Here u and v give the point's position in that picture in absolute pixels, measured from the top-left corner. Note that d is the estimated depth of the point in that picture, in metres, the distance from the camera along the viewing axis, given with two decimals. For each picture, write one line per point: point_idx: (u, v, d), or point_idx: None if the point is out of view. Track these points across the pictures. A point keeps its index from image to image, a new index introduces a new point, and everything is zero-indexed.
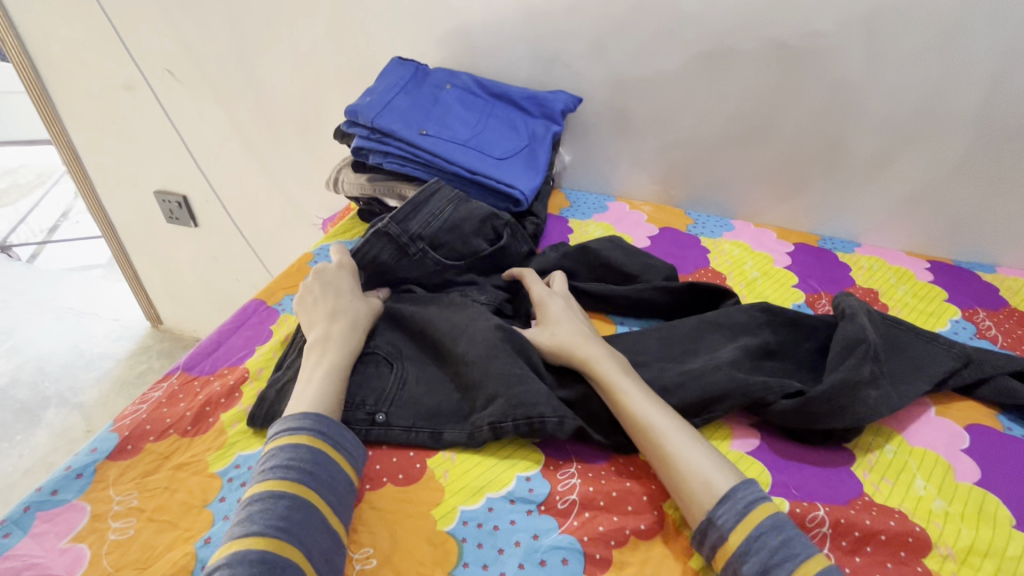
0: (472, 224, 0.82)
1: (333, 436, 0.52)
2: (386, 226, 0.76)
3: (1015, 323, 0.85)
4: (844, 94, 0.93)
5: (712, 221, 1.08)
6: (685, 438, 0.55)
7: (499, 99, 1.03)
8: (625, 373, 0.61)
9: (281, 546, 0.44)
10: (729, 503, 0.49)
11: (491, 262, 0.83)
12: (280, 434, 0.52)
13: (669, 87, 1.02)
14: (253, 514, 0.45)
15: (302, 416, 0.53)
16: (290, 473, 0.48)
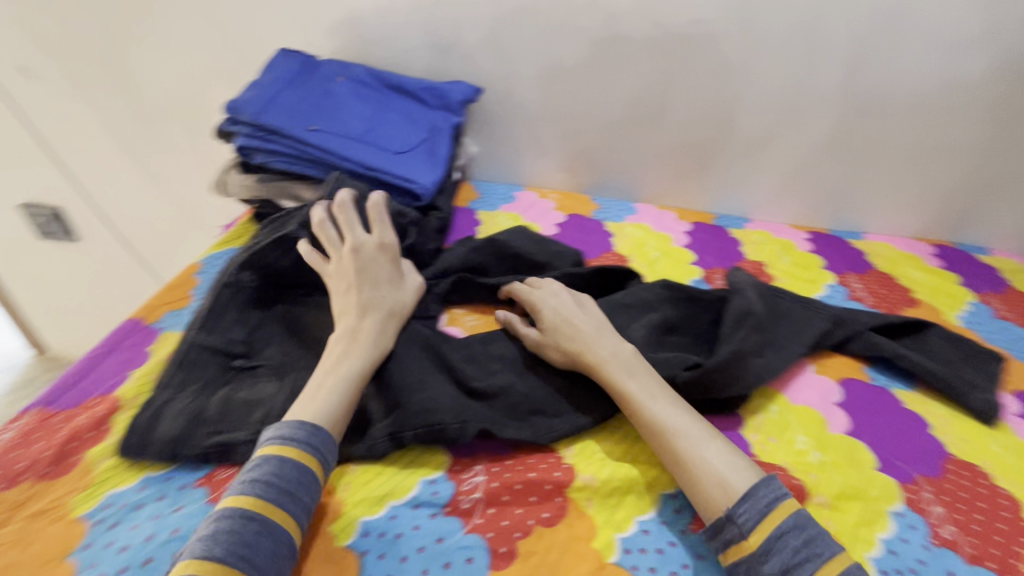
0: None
1: (321, 453, 0.51)
2: (278, 227, 0.72)
3: (878, 284, 0.95)
4: (729, 80, 0.98)
5: (616, 206, 1.11)
6: (693, 434, 0.55)
7: (396, 91, 1.00)
8: (630, 370, 0.60)
9: (235, 574, 0.42)
10: (751, 501, 0.49)
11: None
12: (269, 444, 0.50)
13: (566, 75, 1.03)
14: (220, 532, 0.44)
15: (296, 427, 0.51)
16: (269, 490, 0.47)
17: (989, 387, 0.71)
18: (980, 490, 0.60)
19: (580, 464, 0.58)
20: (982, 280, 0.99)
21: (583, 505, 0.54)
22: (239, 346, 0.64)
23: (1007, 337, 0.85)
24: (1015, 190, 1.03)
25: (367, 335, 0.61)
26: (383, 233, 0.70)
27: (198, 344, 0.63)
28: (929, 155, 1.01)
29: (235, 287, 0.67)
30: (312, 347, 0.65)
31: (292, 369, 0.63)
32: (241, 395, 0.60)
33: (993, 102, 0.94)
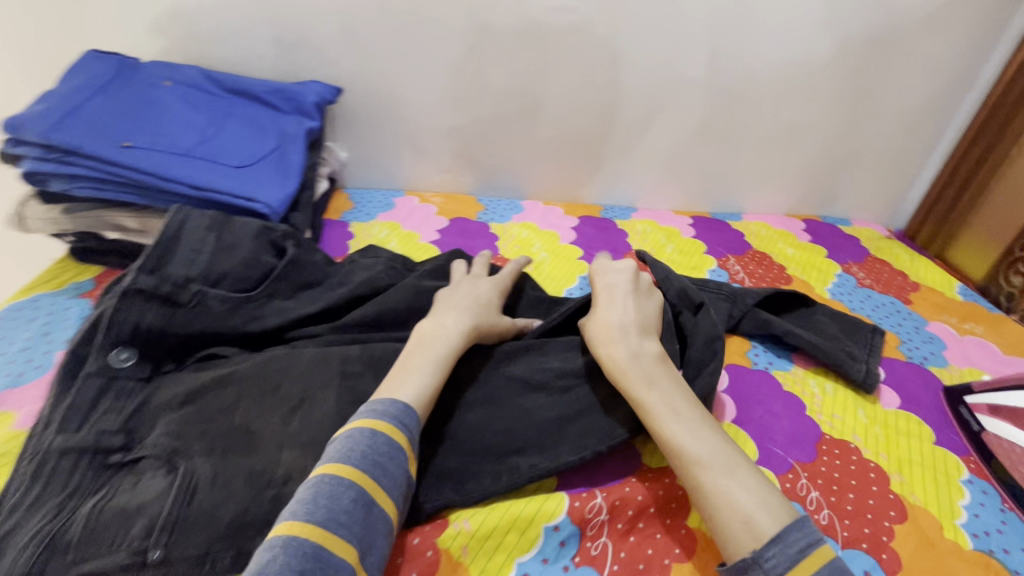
0: (250, 247, 0.67)
1: (410, 432, 0.52)
2: (135, 281, 0.58)
3: (756, 262, 0.97)
4: (597, 68, 0.95)
5: (502, 204, 1.07)
6: (715, 459, 0.52)
7: (238, 95, 0.87)
8: (650, 380, 0.58)
9: (334, 539, 0.43)
10: (779, 547, 0.46)
11: (291, 280, 0.69)
12: (364, 417, 0.52)
13: (431, 70, 0.95)
14: (320, 496, 0.45)
15: (391, 405, 0.53)
16: (365, 462, 0.48)
17: (870, 358, 0.72)
18: (851, 469, 0.61)
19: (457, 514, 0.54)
20: (847, 252, 1.04)
21: (460, 557, 0.51)
22: (116, 439, 0.53)
23: (872, 305, 0.90)
24: (870, 164, 1.09)
25: (454, 322, 0.63)
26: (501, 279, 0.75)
27: (59, 450, 0.50)
28: (793, 136, 1.05)
29: (105, 369, 0.56)
30: (209, 420, 0.55)
31: (187, 453, 0.53)
32: (124, 501, 0.49)
33: (843, 81, 0.98)
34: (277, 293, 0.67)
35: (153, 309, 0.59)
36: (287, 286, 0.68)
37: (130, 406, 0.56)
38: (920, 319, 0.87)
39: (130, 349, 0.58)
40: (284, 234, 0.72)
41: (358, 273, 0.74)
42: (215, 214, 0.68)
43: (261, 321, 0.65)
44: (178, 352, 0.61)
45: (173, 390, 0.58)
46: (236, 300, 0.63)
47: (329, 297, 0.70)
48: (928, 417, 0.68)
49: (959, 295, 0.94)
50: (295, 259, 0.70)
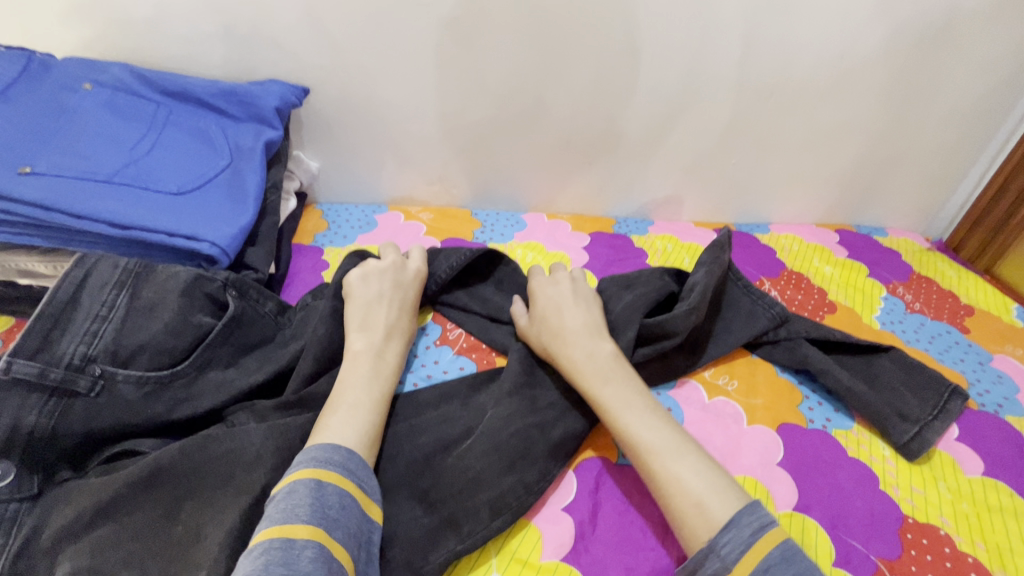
0: (173, 308, 0.56)
1: (359, 478, 0.46)
2: (12, 368, 0.47)
3: (793, 285, 0.85)
4: (611, 64, 0.81)
5: (501, 220, 0.94)
6: (667, 448, 0.48)
7: (178, 99, 0.71)
8: (606, 374, 0.54)
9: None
10: (734, 531, 0.42)
11: (232, 343, 0.59)
12: (304, 467, 0.44)
13: (414, 66, 0.80)
14: (274, 562, 0.37)
15: (333, 450, 0.46)
16: (318, 516, 0.41)
17: (931, 422, 0.61)
18: (946, 565, 0.50)
19: None
20: (889, 268, 0.93)
21: None
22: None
23: (927, 337, 0.79)
24: (912, 168, 0.97)
25: (387, 352, 0.58)
26: (416, 262, 0.68)
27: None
28: (831, 137, 0.92)
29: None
30: (134, 539, 0.45)
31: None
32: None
33: (888, 76, 0.85)
34: (212, 362, 0.57)
35: (40, 406, 0.48)
36: (226, 350, 0.58)
37: (15, 541, 0.44)
38: (983, 353, 0.76)
39: (6, 462, 0.46)
40: (224, 283, 0.60)
41: (306, 324, 0.64)
42: (130, 264, 0.56)
43: (191, 403, 0.54)
44: (83, 451, 0.50)
45: (70, 502, 0.46)
46: (156, 380, 0.53)
47: (277, 356, 0.60)
48: (1017, 486, 0.58)
49: (1019, 320, 0.84)
50: (238, 316, 0.60)
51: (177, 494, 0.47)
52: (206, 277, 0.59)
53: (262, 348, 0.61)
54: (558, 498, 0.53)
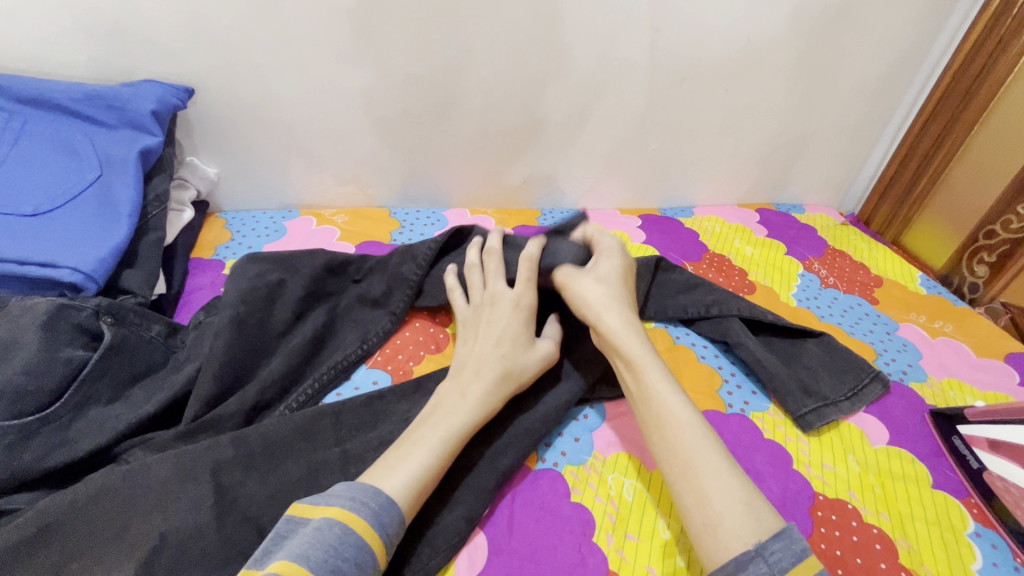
0: (32, 344, 0.49)
1: (387, 534, 0.41)
2: None
3: (716, 268, 0.87)
4: (520, 50, 0.79)
5: (421, 218, 0.90)
6: (715, 445, 0.45)
7: (35, 106, 0.63)
8: (658, 357, 0.52)
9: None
10: (784, 541, 0.39)
11: (114, 375, 0.53)
12: (338, 506, 0.41)
13: (309, 58, 0.75)
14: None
15: (373, 495, 0.42)
16: (326, 564, 0.37)
17: (841, 401, 0.63)
18: (854, 540, 0.51)
19: None
20: (805, 245, 0.96)
21: None
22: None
23: (841, 310, 0.81)
24: (823, 145, 1.00)
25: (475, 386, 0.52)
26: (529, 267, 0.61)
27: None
28: (746, 117, 0.93)
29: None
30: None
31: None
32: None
33: (795, 55, 0.86)
34: (91, 399, 0.51)
35: None
36: (107, 384, 0.52)
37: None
38: (891, 322, 0.80)
39: None
40: (95, 310, 0.54)
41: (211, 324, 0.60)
42: None
43: (67, 446, 0.48)
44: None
45: None
46: (22, 429, 0.46)
47: (172, 383, 0.55)
48: (917, 452, 0.60)
49: (923, 287, 0.88)
50: (118, 343, 0.54)
51: (58, 552, 0.43)
52: (76, 308, 0.53)
53: (152, 378, 0.56)
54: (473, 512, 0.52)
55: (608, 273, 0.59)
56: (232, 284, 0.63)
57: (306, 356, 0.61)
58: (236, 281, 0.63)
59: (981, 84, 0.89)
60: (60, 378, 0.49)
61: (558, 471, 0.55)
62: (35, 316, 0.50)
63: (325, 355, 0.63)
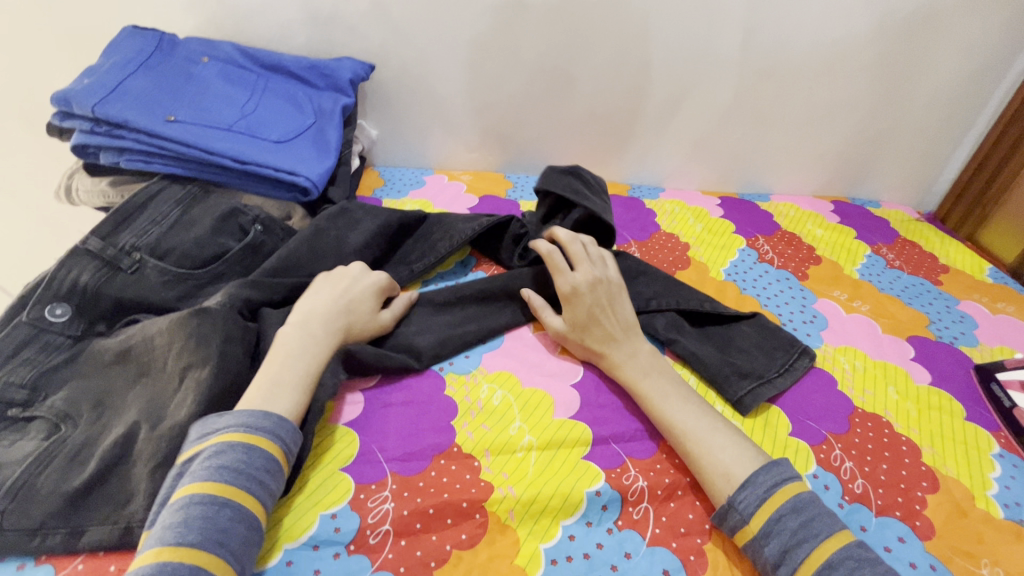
0: (206, 227, 0.70)
1: (288, 445, 0.49)
2: (85, 242, 0.63)
3: (786, 244, 0.97)
4: (627, 46, 0.95)
5: (530, 182, 1.08)
6: (705, 432, 0.55)
7: (275, 71, 0.88)
8: (647, 373, 0.60)
9: (212, 560, 0.40)
10: (749, 489, 0.50)
11: (245, 265, 0.70)
12: (232, 430, 0.47)
13: (460, 45, 0.95)
14: (190, 519, 0.41)
15: (262, 416, 0.48)
16: (239, 477, 0.44)
17: (775, 378, 0.65)
18: (884, 440, 0.61)
19: (485, 442, 0.56)
20: (877, 233, 1.04)
21: (499, 493, 0.52)
22: (19, 394, 0.53)
23: (901, 286, 0.90)
24: (902, 144, 1.08)
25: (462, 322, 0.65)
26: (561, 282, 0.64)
27: None
28: (827, 113, 1.03)
29: (37, 321, 0.58)
30: (109, 391, 0.54)
31: (74, 419, 0.52)
32: None
33: (876, 56, 0.96)
34: (225, 275, 0.68)
35: (82, 274, 0.61)
36: (238, 270, 0.69)
37: (48, 363, 0.56)
38: (951, 299, 0.87)
39: (65, 305, 0.59)
40: (254, 218, 0.72)
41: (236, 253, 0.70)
42: (192, 188, 0.75)
43: (194, 299, 0.65)
44: (113, 315, 0.62)
45: (87, 349, 0.58)
46: (176, 275, 0.65)
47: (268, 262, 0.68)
48: (957, 394, 0.69)
49: (990, 277, 0.94)
50: (256, 244, 0.71)
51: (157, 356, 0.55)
52: (230, 216, 0.71)
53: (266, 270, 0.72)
54: (569, 376, 0.64)
55: (596, 314, 0.63)
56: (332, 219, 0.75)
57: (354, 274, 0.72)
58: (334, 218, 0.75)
59: None
60: (210, 253, 0.68)
61: None
62: (224, 213, 0.71)
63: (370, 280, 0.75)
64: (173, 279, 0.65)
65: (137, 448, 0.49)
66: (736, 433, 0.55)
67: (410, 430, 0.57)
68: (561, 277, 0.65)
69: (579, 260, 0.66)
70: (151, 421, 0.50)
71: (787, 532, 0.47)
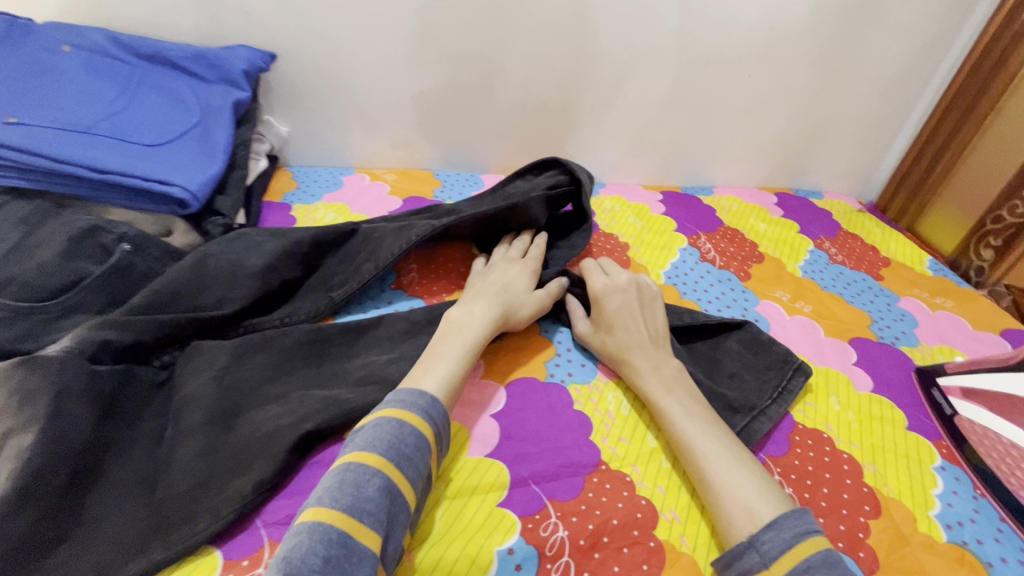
0: (57, 249, 0.59)
1: (439, 427, 0.47)
2: None
3: (728, 241, 0.93)
4: (557, 31, 0.88)
5: (461, 180, 1.00)
6: (724, 461, 0.50)
7: (153, 62, 0.77)
8: (668, 388, 0.57)
9: (360, 531, 0.38)
10: (776, 530, 0.44)
11: (109, 291, 0.59)
12: (391, 406, 0.46)
13: (373, 30, 0.86)
14: (345, 483, 0.40)
15: (418, 395, 0.48)
16: (391, 451, 0.43)
17: (768, 407, 0.60)
18: (825, 460, 0.57)
19: None
20: (819, 226, 1.01)
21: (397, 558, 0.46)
22: None
23: (843, 283, 0.87)
24: (843, 133, 1.05)
25: (483, 311, 0.59)
26: (597, 279, 0.69)
27: None
28: (767, 103, 0.99)
29: None
30: None
31: None
32: None
33: (816, 40, 0.92)
34: (82, 306, 0.57)
35: None
36: (99, 298, 0.58)
37: None
38: (892, 296, 0.85)
39: None
40: (119, 236, 0.62)
41: (97, 279, 0.59)
42: (42, 204, 0.64)
43: (39, 338, 0.54)
44: None
45: None
46: (14, 309, 0.54)
47: (137, 297, 0.58)
48: (899, 400, 0.66)
49: (930, 270, 0.93)
50: (122, 266, 0.60)
51: None
52: (87, 235, 0.61)
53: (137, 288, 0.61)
54: (488, 408, 0.58)
55: (625, 311, 0.64)
56: (220, 248, 0.66)
57: (254, 307, 0.63)
58: (225, 245, 0.66)
59: (995, 79, 0.94)
60: (61, 280, 0.57)
61: (565, 386, 0.62)
62: (80, 234, 0.60)
63: (279, 309, 0.65)
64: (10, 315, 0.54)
65: None
66: (744, 454, 0.52)
67: (294, 485, 0.49)
68: (594, 277, 0.69)
69: (611, 271, 0.71)
70: None
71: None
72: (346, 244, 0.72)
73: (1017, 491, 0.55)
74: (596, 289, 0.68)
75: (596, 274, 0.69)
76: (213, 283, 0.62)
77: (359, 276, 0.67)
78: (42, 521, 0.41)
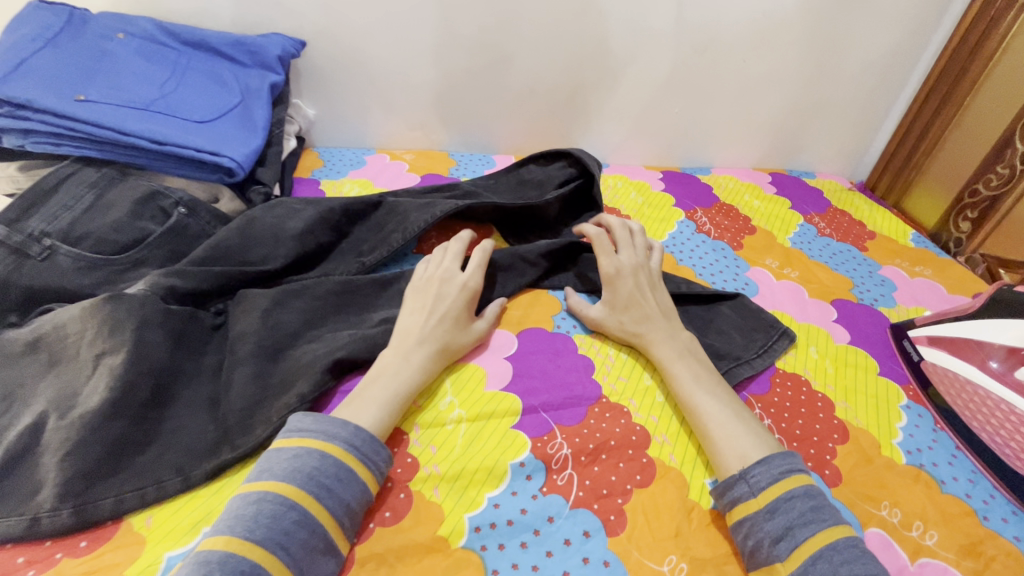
0: (124, 210, 0.67)
1: (365, 455, 0.49)
2: None
3: (723, 215, 0.99)
4: (564, 19, 0.95)
5: (475, 160, 1.08)
6: (726, 419, 0.56)
7: (196, 47, 0.85)
8: (680, 356, 0.63)
9: (272, 563, 0.41)
10: (765, 467, 0.51)
11: (170, 248, 0.68)
12: (314, 435, 0.48)
13: (394, 19, 0.93)
14: (261, 515, 0.42)
15: (340, 426, 0.49)
16: (309, 483, 0.45)
17: (753, 358, 0.67)
18: (801, 398, 0.64)
19: (417, 419, 0.57)
20: (810, 203, 1.07)
21: (427, 470, 0.53)
22: None
23: (829, 253, 0.94)
24: (834, 115, 1.12)
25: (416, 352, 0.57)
26: (610, 261, 0.70)
27: None
28: (761, 87, 1.06)
29: None
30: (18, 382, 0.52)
31: None
32: None
33: (807, 28, 0.98)
34: (148, 260, 0.66)
35: None
36: (161, 253, 0.67)
37: None
38: (875, 264, 0.91)
39: None
40: (176, 200, 0.70)
41: (159, 236, 0.67)
42: (108, 170, 0.72)
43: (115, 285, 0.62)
44: (25, 304, 0.59)
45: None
46: (92, 260, 0.62)
47: (197, 252, 0.66)
48: (873, 351, 0.73)
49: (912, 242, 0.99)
50: (179, 226, 0.69)
51: (73, 344, 0.53)
52: (149, 198, 0.69)
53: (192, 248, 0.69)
54: (503, 350, 0.65)
55: (635, 293, 0.67)
56: (264, 213, 0.73)
57: (296, 265, 0.71)
58: (269, 210, 0.74)
59: (974, 61, 1.00)
60: (132, 236, 0.65)
61: (571, 335, 0.68)
62: (144, 197, 0.68)
63: (315, 268, 0.73)
64: (90, 265, 0.62)
65: (46, 437, 0.48)
66: (743, 410, 0.58)
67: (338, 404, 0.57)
68: (606, 257, 0.70)
69: (619, 246, 0.72)
70: (61, 410, 0.49)
71: (795, 512, 0.48)
72: (376, 217, 0.79)
73: (969, 421, 0.63)
74: (609, 271, 0.69)
75: (606, 256, 0.70)
76: (259, 241, 0.70)
77: (388, 241, 0.75)
78: (133, 426, 0.50)
